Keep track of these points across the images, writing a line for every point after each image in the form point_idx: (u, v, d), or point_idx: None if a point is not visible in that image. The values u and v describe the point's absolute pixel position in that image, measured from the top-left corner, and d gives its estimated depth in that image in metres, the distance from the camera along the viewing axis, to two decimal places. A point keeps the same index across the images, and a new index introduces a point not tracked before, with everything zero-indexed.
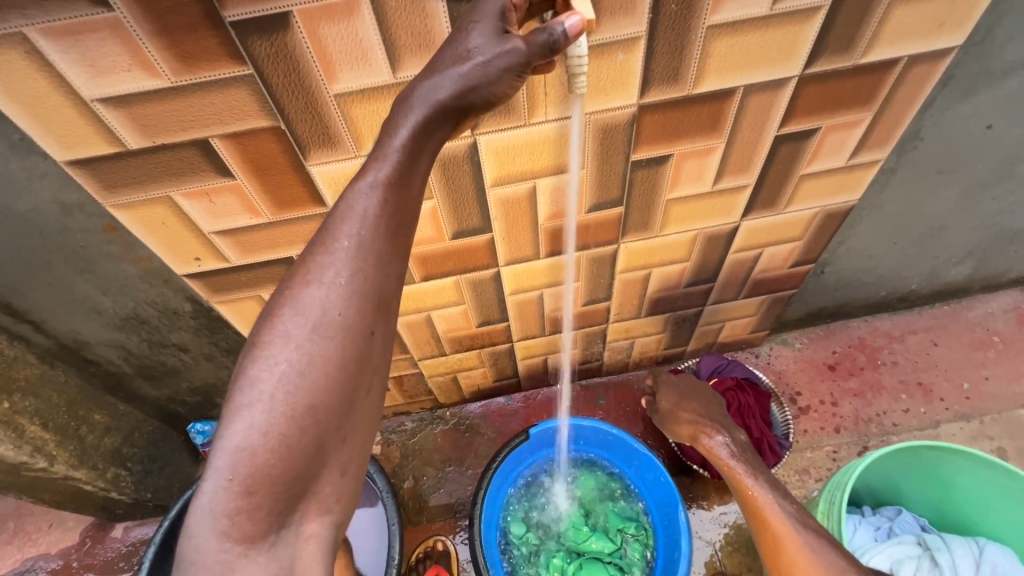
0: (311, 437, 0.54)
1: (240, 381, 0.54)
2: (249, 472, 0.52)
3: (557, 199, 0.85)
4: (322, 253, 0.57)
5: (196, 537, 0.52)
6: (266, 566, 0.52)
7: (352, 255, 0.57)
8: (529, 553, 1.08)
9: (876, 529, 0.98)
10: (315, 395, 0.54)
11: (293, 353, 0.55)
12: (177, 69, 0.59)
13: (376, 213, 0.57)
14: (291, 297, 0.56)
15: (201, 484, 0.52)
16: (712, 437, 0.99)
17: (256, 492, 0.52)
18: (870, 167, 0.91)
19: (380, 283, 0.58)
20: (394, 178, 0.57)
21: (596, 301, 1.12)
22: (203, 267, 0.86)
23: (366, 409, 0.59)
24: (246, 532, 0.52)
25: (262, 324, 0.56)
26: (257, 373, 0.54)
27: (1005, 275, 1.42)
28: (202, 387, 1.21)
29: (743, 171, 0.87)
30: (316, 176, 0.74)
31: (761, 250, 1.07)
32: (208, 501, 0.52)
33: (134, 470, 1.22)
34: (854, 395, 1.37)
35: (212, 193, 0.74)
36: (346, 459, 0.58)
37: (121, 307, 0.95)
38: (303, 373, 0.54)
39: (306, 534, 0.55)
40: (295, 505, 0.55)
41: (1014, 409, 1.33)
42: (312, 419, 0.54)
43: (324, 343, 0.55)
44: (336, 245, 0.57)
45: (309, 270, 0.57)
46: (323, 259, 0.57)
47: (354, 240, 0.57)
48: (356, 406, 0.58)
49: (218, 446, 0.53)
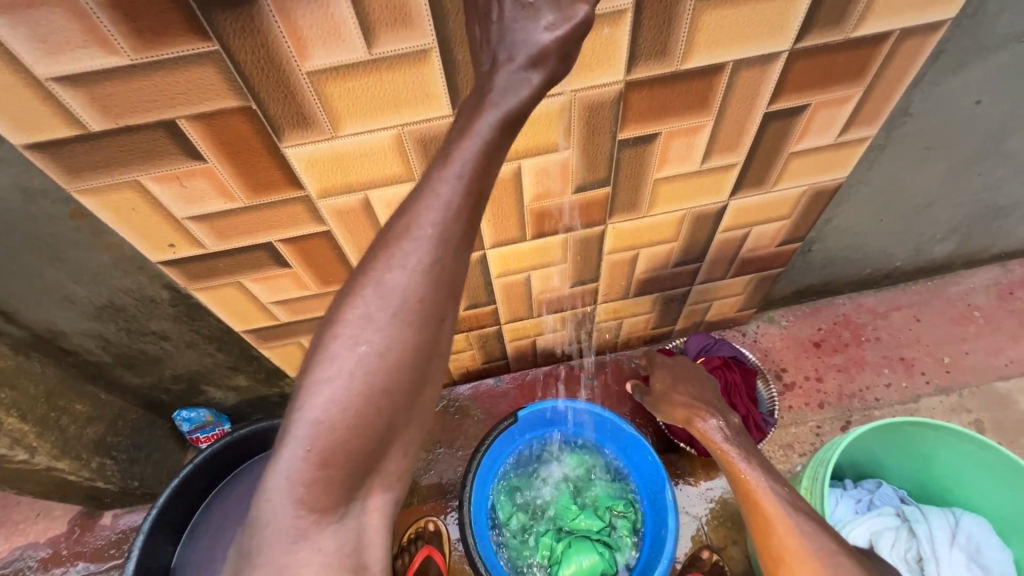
0: (384, 416, 0.55)
1: (320, 355, 0.55)
2: (328, 446, 0.53)
3: (543, 180, 0.84)
4: (405, 238, 0.54)
5: (275, 498, 0.55)
6: (335, 533, 0.56)
7: (393, 234, 0.55)
8: (519, 533, 1.10)
9: (857, 502, 1.00)
10: (387, 380, 0.54)
11: (373, 335, 0.54)
12: (136, 45, 0.56)
13: (460, 201, 0.54)
14: (374, 279, 0.55)
15: (281, 449, 0.55)
16: (706, 420, 0.98)
17: (330, 464, 0.54)
18: (859, 145, 0.90)
19: (455, 271, 0.56)
20: (477, 168, 0.53)
21: (584, 282, 1.12)
22: (179, 254, 0.83)
23: (431, 393, 0.59)
24: (319, 500, 0.55)
25: (339, 305, 0.56)
26: (338, 351, 0.54)
27: (988, 251, 1.43)
28: (185, 375, 1.19)
29: (731, 150, 0.86)
30: (291, 158, 0.71)
31: (748, 229, 1.06)
32: (286, 468, 0.54)
33: (119, 459, 1.21)
34: (837, 371, 1.39)
35: (183, 177, 0.71)
36: (409, 440, 0.59)
37: (96, 296, 0.92)
38: (381, 356, 0.54)
39: (370, 505, 0.58)
40: (363, 479, 0.57)
41: (992, 382, 1.35)
42: (386, 399, 0.55)
43: (403, 329, 0.55)
44: (416, 231, 0.54)
45: (387, 252, 0.54)
46: (385, 239, 0.55)
47: (436, 228, 0.54)
48: (424, 390, 0.58)
49: (297, 417, 0.54)
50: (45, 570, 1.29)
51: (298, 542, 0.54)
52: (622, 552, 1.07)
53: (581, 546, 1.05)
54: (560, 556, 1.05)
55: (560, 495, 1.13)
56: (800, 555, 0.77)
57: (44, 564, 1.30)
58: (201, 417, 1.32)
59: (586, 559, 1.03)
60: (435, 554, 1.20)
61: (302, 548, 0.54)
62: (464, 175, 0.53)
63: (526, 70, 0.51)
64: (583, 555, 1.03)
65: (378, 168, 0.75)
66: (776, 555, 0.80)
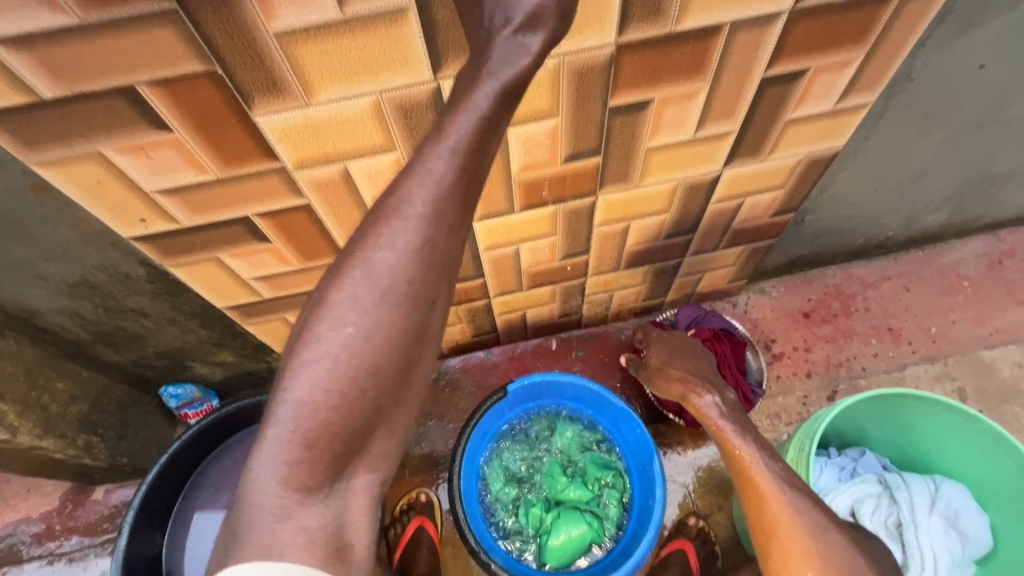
0: (370, 399, 0.54)
1: (305, 336, 0.53)
2: (313, 428, 0.52)
3: (531, 150, 0.80)
4: (394, 216, 0.53)
5: (257, 481, 0.53)
6: (319, 516, 0.54)
7: (381, 213, 0.53)
8: (509, 505, 1.11)
9: (840, 470, 1.02)
10: (377, 364, 0.53)
11: (359, 316, 0.53)
12: (84, 4, 0.51)
13: (452, 177, 0.53)
14: (362, 258, 0.53)
15: (263, 431, 0.53)
16: (701, 397, 0.98)
17: (314, 446, 0.53)
18: (858, 112, 0.87)
19: (447, 253, 0.55)
20: (471, 146, 0.53)
21: (574, 254, 1.09)
22: (151, 229, 0.80)
23: (420, 376, 0.58)
24: (303, 483, 0.53)
25: (328, 284, 0.55)
26: (323, 332, 0.53)
27: (980, 220, 1.43)
28: (169, 352, 1.17)
29: (727, 117, 0.83)
30: (265, 128, 0.67)
31: (742, 200, 1.04)
32: (270, 450, 0.53)
33: (106, 436, 1.20)
34: (826, 341, 1.40)
35: (149, 148, 0.67)
36: (396, 424, 0.58)
37: (67, 274, 0.89)
38: (368, 338, 0.53)
39: (355, 488, 0.57)
40: (347, 462, 0.56)
41: (976, 351, 1.36)
42: (373, 382, 0.53)
43: (391, 310, 0.53)
44: (406, 209, 0.52)
45: (374, 232, 0.53)
46: (375, 218, 0.53)
47: (426, 207, 0.52)
48: (415, 372, 0.56)
49: (280, 398, 0.52)
50: (39, 545, 1.30)
51: (282, 521, 0.53)
52: (610, 522, 1.09)
53: (570, 517, 1.06)
54: (549, 527, 1.07)
55: (550, 467, 1.12)
56: (792, 528, 0.79)
57: (39, 539, 1.30)
58: (188, 393, 1.30)
59: (575, 529, 1.05)
60: (427, 524, 1.21)
61: (284, 530, 0.52)
62: (458, 150, 0.52)
63: (524, 32, 0.52)
64: (573, 525, 1.06)
65: (344, 138, 0.71)
66: (768, 529, 0.81)
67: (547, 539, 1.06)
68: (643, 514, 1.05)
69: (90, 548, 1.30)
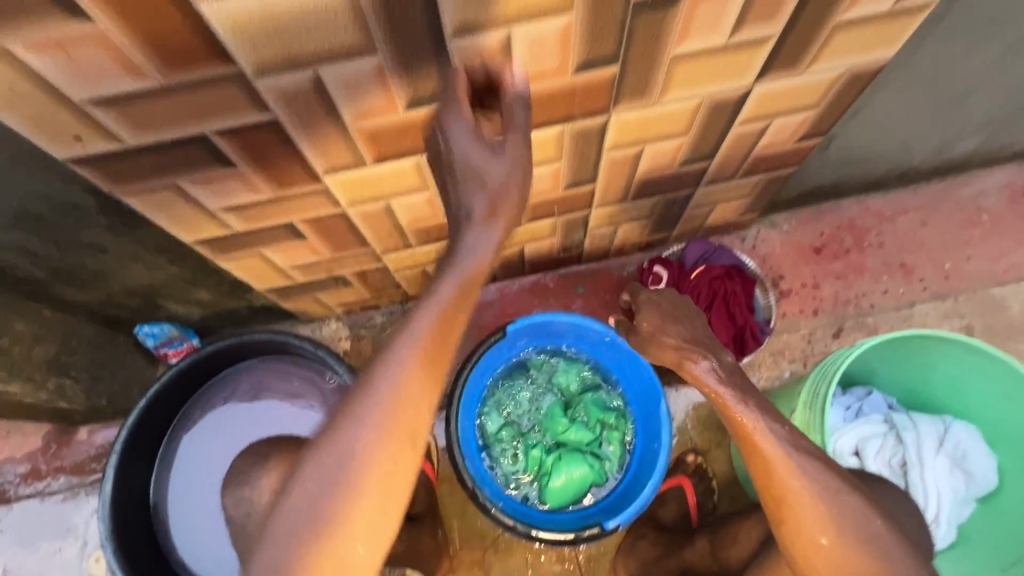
0: (355, 498, 0.66)
1: (295, 481, 0.67)
2: (311, 478, 0.66)
3: (538, 56, 0.67)
4: (381, 360, 0.70)
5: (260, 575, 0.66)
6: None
7: (377, 356, 0.70)
8: (508, 446, 1.08)
9: (845, 410, 0.99)
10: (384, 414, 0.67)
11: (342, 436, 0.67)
12: None
13: (429, 347, 0.70)
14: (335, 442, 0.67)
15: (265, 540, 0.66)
16: (698, 363, 0.87)
17: (306, 536, 0.65)
18: (917, 14, 0.75)
19: (427, 371, 0.70)
20: (457, 290, 0.73)
21: (579, 183, 0.99)
22: (90, 149, 0.67)
23: (401, 488, 0.69)
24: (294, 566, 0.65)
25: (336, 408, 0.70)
26: (314, 456, 0.67)
27: (1011, 148, 1.33)
28: (139, 290, 1.08)
29: (769, 19, 0.70)
30: (210, 19, 0.53)
31: (769, 122, 0.93)
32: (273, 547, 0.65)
33: (80, 378, 1.15)
34: (835, 277, 1.34)
35: (69, 45, 0.54)
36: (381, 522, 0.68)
37: (3, 203, 0.77)
38: (351, 452, 0.66)
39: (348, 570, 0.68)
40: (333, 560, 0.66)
41: (988, 288, 1.32)
42: (355, 484, 0.66)
43: (373, 453, 0.67)
44: (390, 357, 0.69)
45: (369, 374, 0.69)
46: (375, 364, 0.70)
47: (395, 385, 0.68)
48: (395, 497, 0.69)
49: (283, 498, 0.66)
50: (26, 485, 1.27)
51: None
52: (611, 462, 1.07)
53: (571, 458, 1.04)
54: (551, 468, 1.05)
55: (551, 409, 1.09)
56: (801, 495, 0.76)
57: (25, 479, 1.27)
58: (166, 332, 1.23)
59: (577, 471, 1.03)
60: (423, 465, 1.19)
61: None
62: (444, 295, 0.72)
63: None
64: (575, 466, 1.04)
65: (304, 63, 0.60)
66: (779, 497, 0.78)
67: (548, 480, 1.04)
68: (647, 455, 1.03)
69: (79, 487, 1.27)
